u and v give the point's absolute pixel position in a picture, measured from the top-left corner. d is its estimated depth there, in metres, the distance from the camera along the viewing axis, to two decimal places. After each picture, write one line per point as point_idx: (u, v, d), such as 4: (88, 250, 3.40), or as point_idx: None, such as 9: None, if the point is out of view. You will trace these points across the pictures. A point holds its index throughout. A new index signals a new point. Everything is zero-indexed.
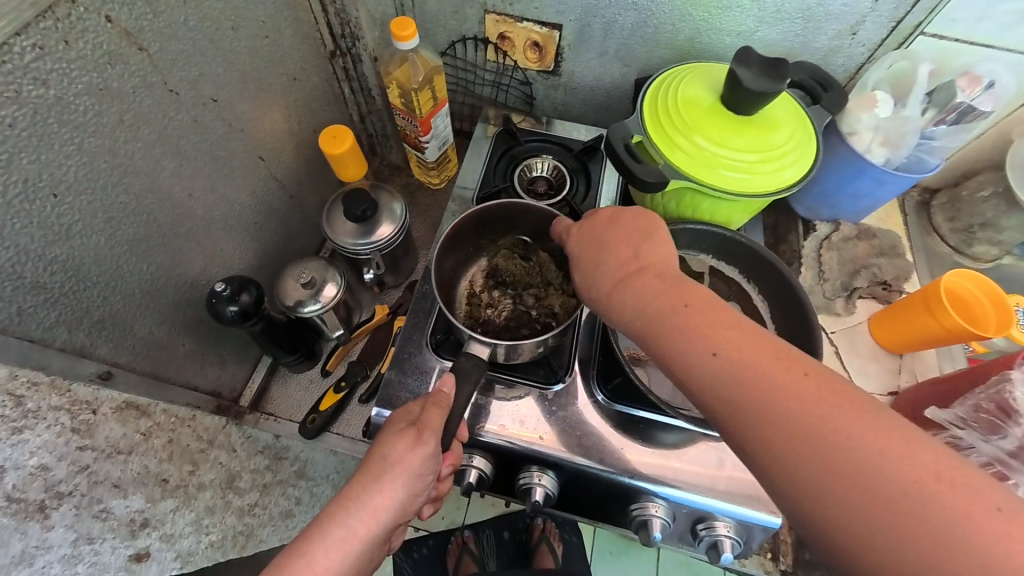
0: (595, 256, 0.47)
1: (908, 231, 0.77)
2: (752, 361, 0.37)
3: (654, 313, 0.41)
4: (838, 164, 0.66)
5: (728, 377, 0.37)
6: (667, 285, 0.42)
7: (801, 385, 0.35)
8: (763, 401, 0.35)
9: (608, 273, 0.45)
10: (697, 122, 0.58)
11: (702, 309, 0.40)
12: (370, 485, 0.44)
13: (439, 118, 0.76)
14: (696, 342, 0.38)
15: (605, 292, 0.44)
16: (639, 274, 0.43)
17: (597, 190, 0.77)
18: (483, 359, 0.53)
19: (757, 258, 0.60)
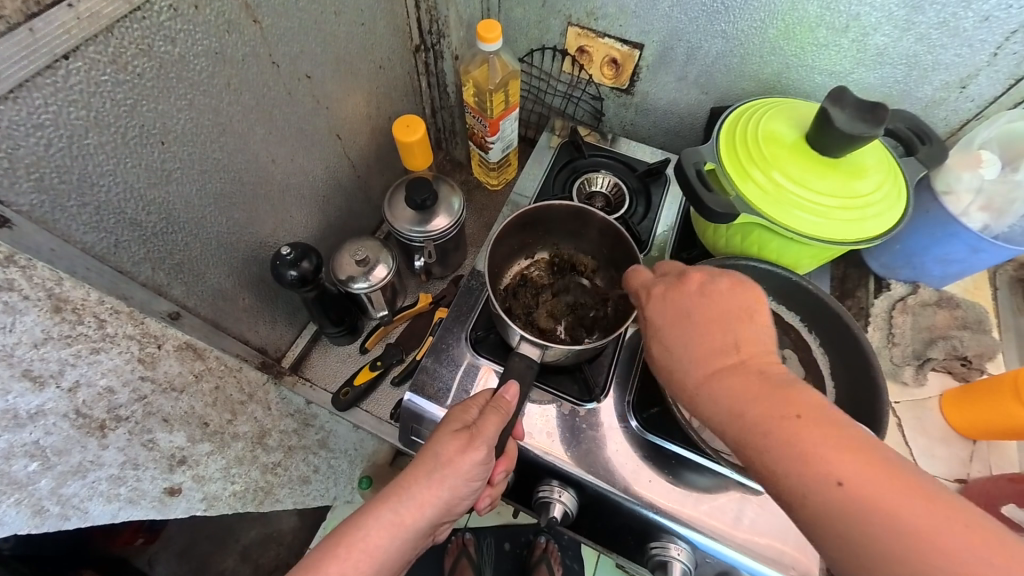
0: (693, 337, 0.43)
1: (998, 307, 0.69)
2: (868, 487, 0.34)
3: (757, 420, 0.38)
4: (927, 224, 0.61)
5: (846, 507, 0.34)
6: (766, 383, 0.39)
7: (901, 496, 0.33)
8: (866, 516, 0.34)
9: (697, 362, 0.42)
10: (778, 158, 0.56)
11: (798, 404, 0.37)
12: (423, 477, 0.46)
13: (508, 121, 0.78)
14: (810, 461, 0.35)
15: (695, 382, 0.41)
16: (735, 370, 0.40)
17: (656, 213, 0.75)
18: (534, 361, 0.52)
19: (824, 309, 0.56)
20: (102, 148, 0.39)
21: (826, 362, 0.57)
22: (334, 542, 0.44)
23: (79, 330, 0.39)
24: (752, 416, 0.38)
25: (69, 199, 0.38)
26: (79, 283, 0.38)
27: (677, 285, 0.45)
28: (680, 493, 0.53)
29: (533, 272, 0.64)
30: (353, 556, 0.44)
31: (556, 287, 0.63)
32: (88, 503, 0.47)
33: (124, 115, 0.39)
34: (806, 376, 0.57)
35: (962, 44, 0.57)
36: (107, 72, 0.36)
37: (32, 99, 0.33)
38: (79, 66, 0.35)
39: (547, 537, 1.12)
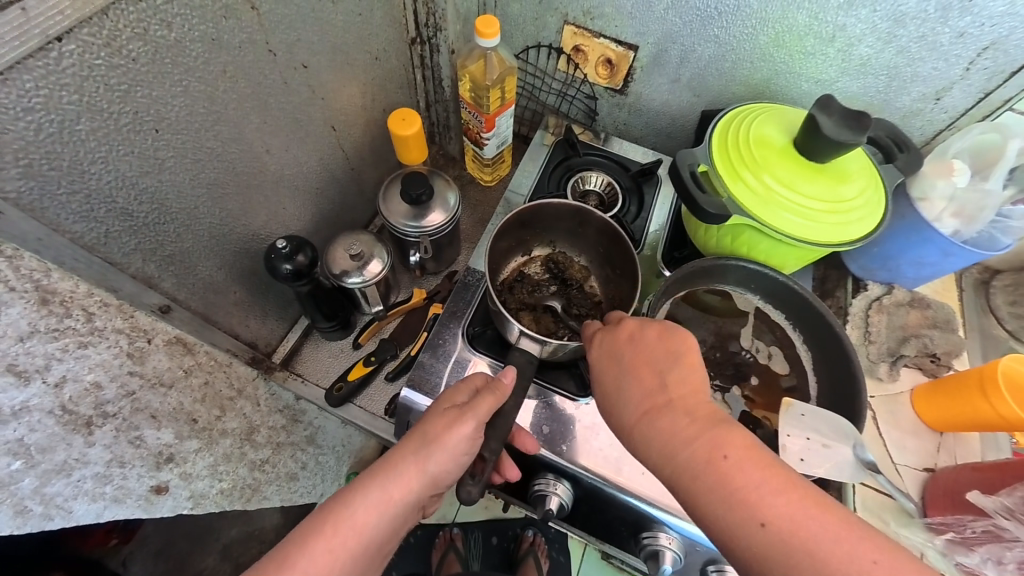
0: (623, 379, 0.45)
1: (964, 307, 0.73)
2: (792, 527, 0.35)
3: (682, 464, 0.39)
4: (903, 229, 0.64)
5: (782, 552, 0.35)
6: (693, 424, 0.40)
7: (823, 532, 0.35)
8: (789, 557, 0.35)
9: (632, 403, 0.44)
10: (768, 161, 0.58)
11: (722, 444, 0.39)
12: (413, 455, 0.46)
13: (504, 118, 0.78)
14: (742, 505, 0.36)
15: (630, 423, 0.44)
16: (665, 410, 0.42)
17: (648, 213, 0.76)
18: (533, 357, 0.53)
19: (809, 310, 0.58)
20: (95, 134, 0.37)
21: (809, 360, 0.59)
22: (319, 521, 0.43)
23: (66, 323, 0.37)
24: (680, 453, 0.40)
25: (59, 186, 0.36)
26: (67, 275, 0.37)
27: (614, 329, 0.48)
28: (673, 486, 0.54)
29: (529, 267, 0.64)
30: (341, 533, 0.43)
31: (552, 282, 0.63)
32: (73, 502, 0.46)
33: (118, 100, 0.37)
34: (791, 372, 0.59)
35: (939, 58, 0.60)
36: (102, 55, 0.35)
37: (23, 81, 0.31)
38: (71, 48, 0.33)
39: (533, 531, 1.13)
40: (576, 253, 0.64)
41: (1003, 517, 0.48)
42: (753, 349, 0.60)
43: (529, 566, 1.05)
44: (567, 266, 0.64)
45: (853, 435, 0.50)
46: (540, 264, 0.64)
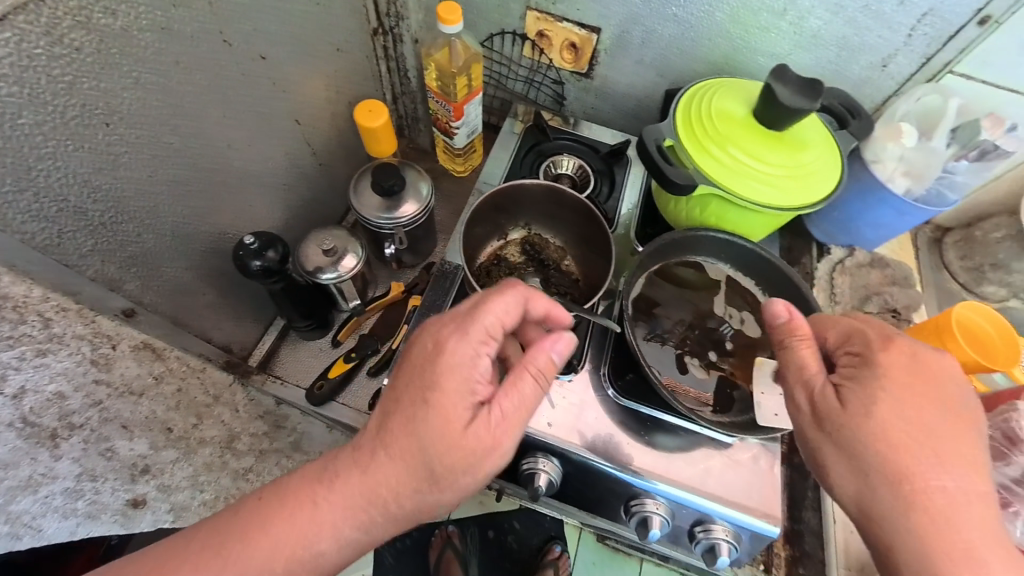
0: (894, 364, 0.43)
1: (920, 265, 0.77)
2: (959, 501, 0.40)
3: (910, 430, 0.41)
4: (860, 192, 0.67)
5: (943, 517, 0.39)
6: (912, 401, 0.42)
7: (979, 520, 0.39)
8: (946, 529, 0.39)
9: (902, 388, 0.42)
10: (730, 132, 0.60)
11: (960, 492, 0.40)
12: (394, 449, 0.43)
13: (473, 106, 0.77)
14: (926, 472, 0.40)
15: (897, 401, 0.42)
16: (910, 388, 0.42)
17: (619, 193, 0.78)
18: (514, 335, 0.52)
19: (778, 275, 0.61)
20: (40, 128, 0.35)
21: None
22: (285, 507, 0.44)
23: (21, 330, 0.36)
24: (908, 423, 0.41)
25: (5, 184, 0.34)
26: (19, 278, 0.35)
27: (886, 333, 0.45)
28: (658, 455, 0.56)
29: (506, 251, 0.64)
30: (297, 565, 0.43)
31: (529, 264, 0.63)
32: (43, 520, 0.43)
33: (63, 93, 0.36)
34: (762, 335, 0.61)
35: (883, 27, 0.61)
36: (42, 45, 0.33)
37: None
38: (6, 36, 0.31)
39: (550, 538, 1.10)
40: (552, 234, 0.64)
41: None
42: (727, 316, 0.62)
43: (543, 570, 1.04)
44: (543, 247, 0.64)
45: None
46: (516, 247, 0.64)
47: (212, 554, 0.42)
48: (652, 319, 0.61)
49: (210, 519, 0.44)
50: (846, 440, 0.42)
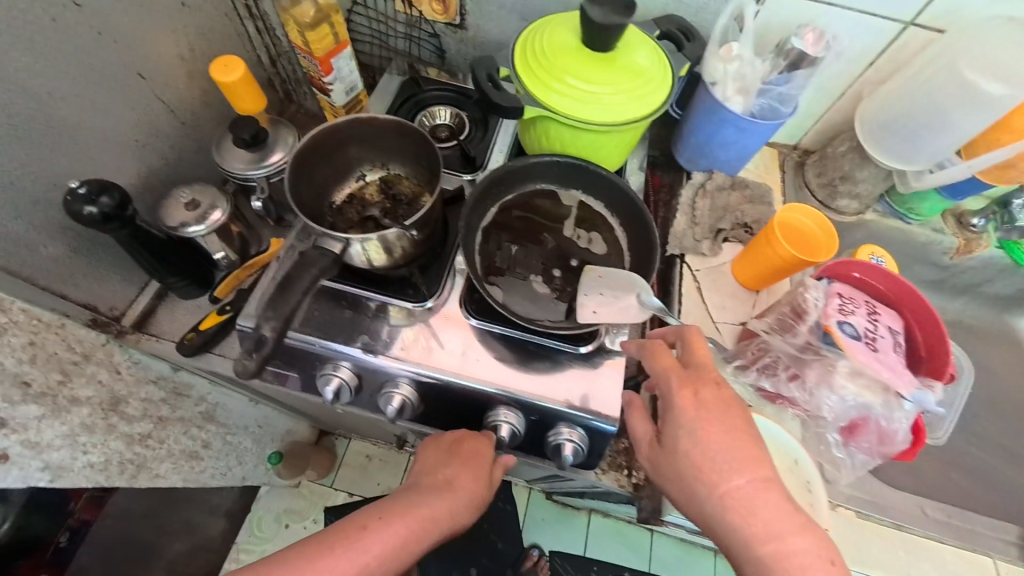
0: (685, 383, 0.49)
1: (784, 186, 0.82)
2: (756, 500, 0.44)
3: (697, 442, 0.46)
4: (706, 114, 0.71)
5: (735, 513, 0.44)
6: (703, 412, 0.47)
7: (776, 513, 0.43)
8: (742, 525, 0.43)
9: (694, 402, 0.47)
10: (559, 57, 0.62)
11: (773, 502, 0.43)
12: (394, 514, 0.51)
13: (341, 60, 0.78)
14: (714, 475, 0.45)
15: (686, 414, 0.47)
16: (697, 401, 0.47)
17: (492, 136, 0.79)
18: (332, 254, 0.49)
19: (621, 194, 0.63)
20: None
21: (624, 238, 0.64)
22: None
23: None
24: (694, 434, 0.46)
25: None
26: None
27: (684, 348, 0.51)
28: (505, 368, 0.58)
29: (357, 190, 0.63)
30: None
31: (383, 201, 0.63)
32: None
33: None
34: (609, 252, 0.64)
35: None
36: None
37: None
38: None
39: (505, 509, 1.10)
40: (405, 170, 0.63)
41: (766, 332, 0.53)
42: (575, 236, 0.65)
43: None
44: (396, 184, 0.63)
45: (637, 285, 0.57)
46: (368, 185, 0.63)
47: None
48: (499, 245, 0.63)
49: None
50: (673, 469, 0.47)
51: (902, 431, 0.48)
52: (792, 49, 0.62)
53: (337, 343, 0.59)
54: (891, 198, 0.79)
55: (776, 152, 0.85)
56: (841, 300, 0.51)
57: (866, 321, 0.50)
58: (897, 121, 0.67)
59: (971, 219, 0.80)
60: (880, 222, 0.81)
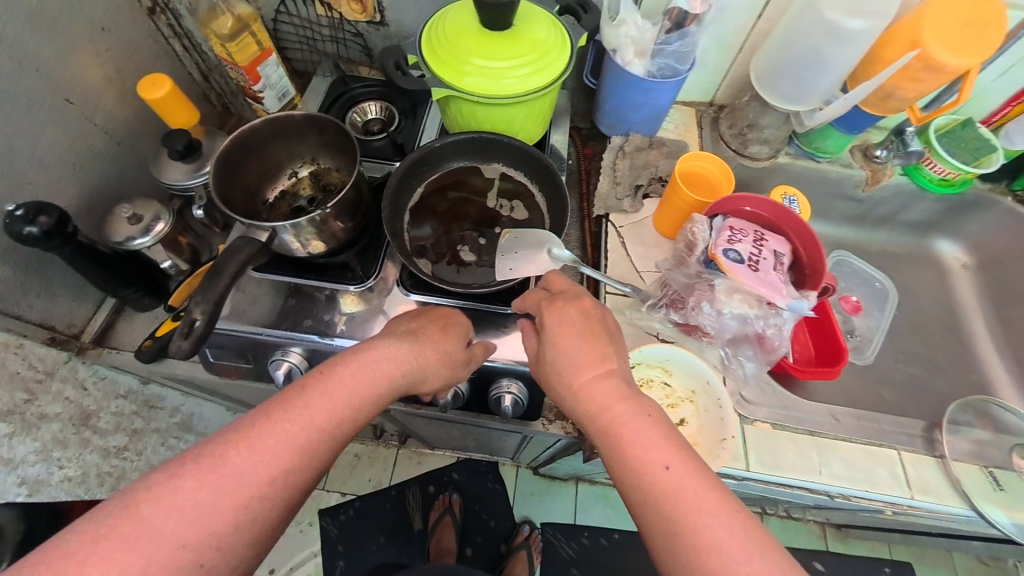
0: (550, 306, 0.52)
1: (701, 141, 0.89)
2: (602, 394, 0.46)
3: (558, 349, 0.50)
4: (614, 80, 0.76)
5: (585, 406, 0.46)
6: (561, 322, 0.51)
7: (620, 408, 0.45)
8: (592, 417, 0.46)
9: (555, 318, 0.51)
10: (462, 39, 0.67)
11: (612, 390, 0.46)
12: (347, 392, 0.46)
13: (268, 67, 0.81)
14: (569, 373, 0.48)
15: (547, 329, 0.51)
16: (557, 315, 0.51)
17: (420, 123, 0.83)
18: (259, 240, 0.52)
19: (538, 163, 0.68)
20: None
21: (544, 202, 0.69)
22: (204, 494, 0.37)
23: None
24: (555, 342, 0.50)
25: None
26: None
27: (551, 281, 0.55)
28: None
29: (292, 184, 0.67)
30: (249, 445, 0.40)
31: (318, 193, 0.66)
32: None
33: None
34: (533, 216, 0.69)
35: None
36: None
37: None
38: None
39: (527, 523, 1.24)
40: (335, 161, 0.67)
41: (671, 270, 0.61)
42: (498, 206, 0.70)
43: (521, 557, 1.17)
44: (327, 174, 0.67)
45: (551, 242, 0.62)
46: (303, 179, 0.67)
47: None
48: (428, 221, 0.68)
49: (75, 523, 0.34)
50: (546, 376, 0.51)
51: (784, 336, 0.55)
52: (675, 8, 0.69)
53: (284, 329, 0.63)
54: (800, 140, 0.86)
55: (694, 110, 0.92)
56: (730, 230, 0.57)
57: (751, 246, 0.56)
58: (784, 66, 0.74)
59: (874, 151, 0.86)
60: (794, 164, 0.87)
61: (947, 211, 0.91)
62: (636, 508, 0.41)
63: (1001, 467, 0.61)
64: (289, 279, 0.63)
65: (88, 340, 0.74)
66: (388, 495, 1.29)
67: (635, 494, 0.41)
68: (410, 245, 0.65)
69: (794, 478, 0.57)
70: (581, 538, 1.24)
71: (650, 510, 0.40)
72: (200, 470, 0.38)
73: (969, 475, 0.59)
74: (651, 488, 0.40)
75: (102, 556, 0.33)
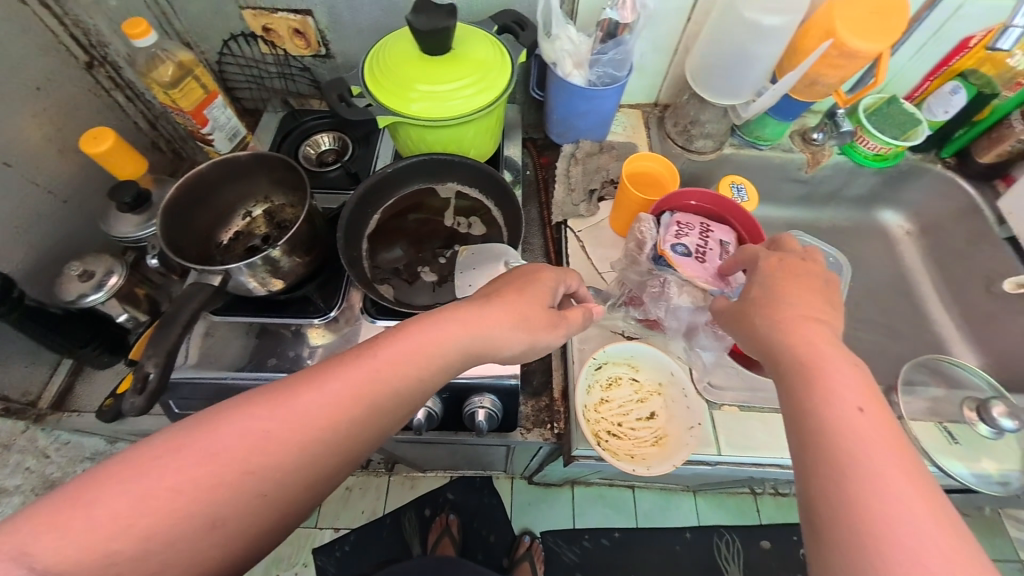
0: (787, 261, 0.48)
1: (650, 141, 0.92)
2: (829, 347, 0.41)
3: (783, 291, 0.45)
4: (558, 91, 0.79)
5: (801, 356, 0.41)
6: (780, 273, 0.47)
7: (835, 365, 0.40)
8: (799, 367, 0.41)
9: (790, 265, 0.48)
10: (404, 66, 0.68)
11: (833, 346, 0.41)
12: (413, 352, 0.43)
13: (215, 109, 0.81)
14: (789, 321, 0.43)
15: (772, 273, 0.47)
16: (788, 265, 0.47)
17: (374, 150, 0.84)
18: (211, 284, 0.51)
19: (491, 179, 0.70)
20: None
21: (501, 215, 0.71)
22: (278, 423, 0.38)
23: None
24: (778, 287, 0.46)
25: None
26: None
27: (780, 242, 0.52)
28: None
29: (245, 224, 0.66)
30: (318, 389, 0.39)
31: (272, 230, 0.66)
32: None
33: None
34: (491, 230, 0.70)
35: None
36: None
37: None
38: None
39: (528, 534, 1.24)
40: (286, 197, 0.67)
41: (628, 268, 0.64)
42: (456, 223, 0.71)
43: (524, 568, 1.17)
44: (280, 210, 0.67)
45: (509, 254, 0.64)
46: (255, 217, 0.67)
47: (153, 478, 0.33)
48: (388, 246, 0.68)
49: (166, 428, 0.36)
50: (740, 311, 0.48)
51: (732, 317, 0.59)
52: (606, 20, 0.71)
53: (249, 370, 0.62)
54: (742, 132, 0.91)
55: (641, 112, 0.96)
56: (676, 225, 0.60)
57: (697, 239, 0.59)
58: (717, 65, 0.78)
59: (811, 135, 0.90)
60: (738, 153, 0.91)
61: (886, 183, 0.96)
62: (818, 478, 0.36)
63: (956, 421, 0.64)
64: (250, 319, 0.63)
65: (46, 405, 0.71)
66: (384, 524, 1.26)
67: (828, 461, 0.36)
68: (371, 272, 0.66)
69: (764, 457, 0.59)
70: (583, 541, 1.24)
71: (833, 480, 0.35)
72: (276, 399, 0.39)
73: (927, 433, 0.62)
74: (850, 456, 0.35)
75: (182, 465, 0.34)
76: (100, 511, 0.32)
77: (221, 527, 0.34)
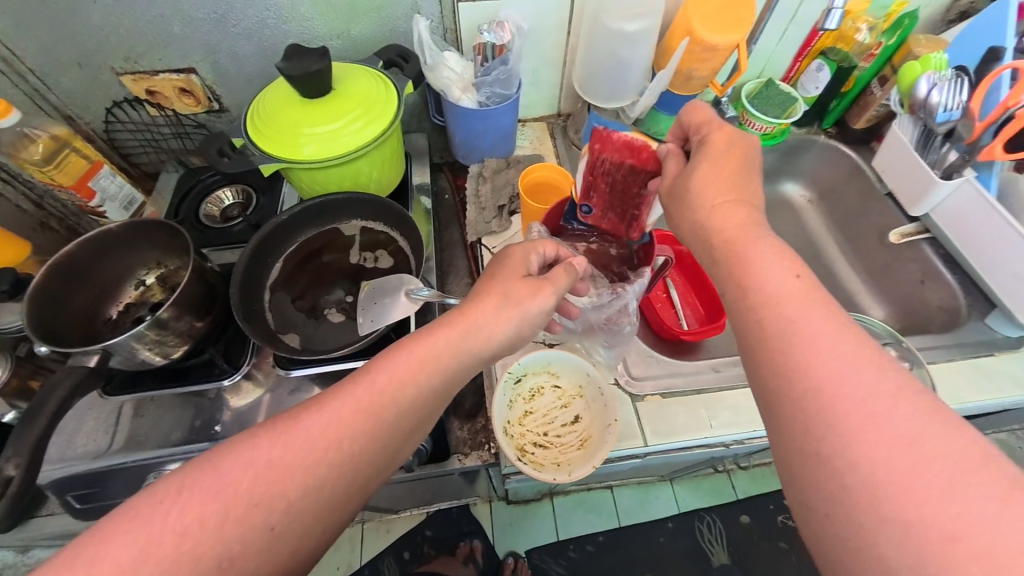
0: (731, 133, 0.50)
1: (557, 150, 0.95)
2: (756, 228, 0.45)
3: (715, 167, 0.48)
4: (452, 115, 0.82)
5: (730, 232, 0.45)
6: (721, 149, 0.49)
7: (760, 239, 0.44)
8: (725, 245, 0.45)
9: (728, 140, 0.50)
10: (285, 113, 0.68)
11: (751, 220, 0.45)
12: (411, 364, 0.44)
13: (101, 180, 0.78)
14: (712, 198, 0.47)
15: (710, 148, 0.50)
16: (727, 144, 0.50)
17: (279, 198, 0.82)
18: (85, 367, 0.49)
19: (392, 211, 0.70)
20: None
21: (408, 245, 0.71)
22: (280, 451, 0.38)
23: None
24: (712, 163, 0.49)
25: None
26: None
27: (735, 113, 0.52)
28: None
29: (133, 296, 0.63)
30: (321, 413, 0.40)
31: (164, 297, 0.64)
32: None
33: None
34: (399, 261, 0.70)
35: None
36: None
37: None
38: None
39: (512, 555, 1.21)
40: (174, 260, 0.65)
41: None
42: (363, 259, 0.71)
43: None
44: (169, 275, 0.64)
45: (414, 282, 0.64)
46: (143, 287, 0.64)
47: (155, 525, 0.34)
48: (293, 293, 0.67)
49: (176, 469, 0.37)
50: (679, 194, 0.49)
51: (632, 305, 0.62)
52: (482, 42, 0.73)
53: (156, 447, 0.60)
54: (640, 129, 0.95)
55: (545, 124, 0.99)
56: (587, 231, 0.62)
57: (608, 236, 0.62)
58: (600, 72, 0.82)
59: None
60: None
61: (781, 159, 1.03)
62: (760, 349, 0.39)
63: None
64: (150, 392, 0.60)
65: None
66: None
67: (765, 327, 0.40)
68: (277, 322, 0.65)
69: (688, 440, 0.61)
70: (568, 552, 1.22)
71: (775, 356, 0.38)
72: (276, 434, 0.39)
73: None
74: (784, 328, 0.39)
75: (187, 503, 0.35)
76: (103, 561, 0.32)
77: (232, 565, 0.34)
